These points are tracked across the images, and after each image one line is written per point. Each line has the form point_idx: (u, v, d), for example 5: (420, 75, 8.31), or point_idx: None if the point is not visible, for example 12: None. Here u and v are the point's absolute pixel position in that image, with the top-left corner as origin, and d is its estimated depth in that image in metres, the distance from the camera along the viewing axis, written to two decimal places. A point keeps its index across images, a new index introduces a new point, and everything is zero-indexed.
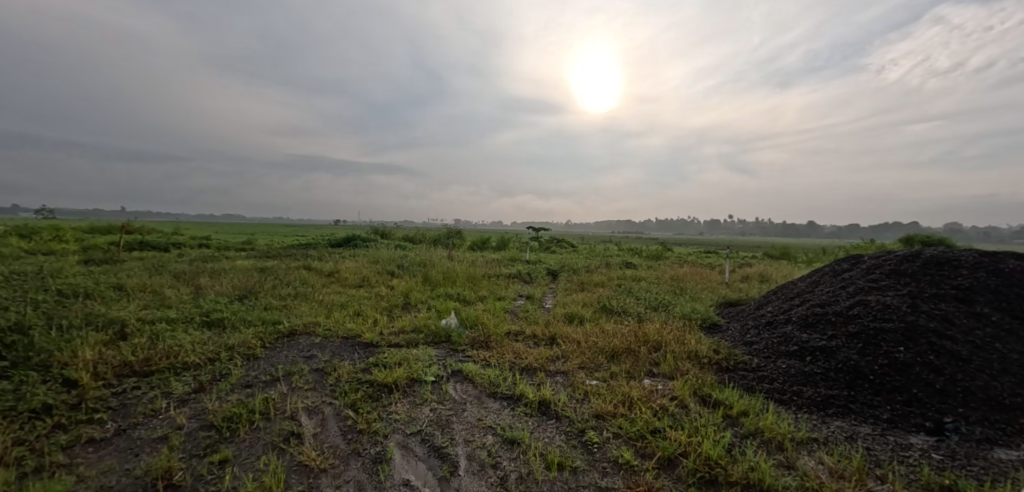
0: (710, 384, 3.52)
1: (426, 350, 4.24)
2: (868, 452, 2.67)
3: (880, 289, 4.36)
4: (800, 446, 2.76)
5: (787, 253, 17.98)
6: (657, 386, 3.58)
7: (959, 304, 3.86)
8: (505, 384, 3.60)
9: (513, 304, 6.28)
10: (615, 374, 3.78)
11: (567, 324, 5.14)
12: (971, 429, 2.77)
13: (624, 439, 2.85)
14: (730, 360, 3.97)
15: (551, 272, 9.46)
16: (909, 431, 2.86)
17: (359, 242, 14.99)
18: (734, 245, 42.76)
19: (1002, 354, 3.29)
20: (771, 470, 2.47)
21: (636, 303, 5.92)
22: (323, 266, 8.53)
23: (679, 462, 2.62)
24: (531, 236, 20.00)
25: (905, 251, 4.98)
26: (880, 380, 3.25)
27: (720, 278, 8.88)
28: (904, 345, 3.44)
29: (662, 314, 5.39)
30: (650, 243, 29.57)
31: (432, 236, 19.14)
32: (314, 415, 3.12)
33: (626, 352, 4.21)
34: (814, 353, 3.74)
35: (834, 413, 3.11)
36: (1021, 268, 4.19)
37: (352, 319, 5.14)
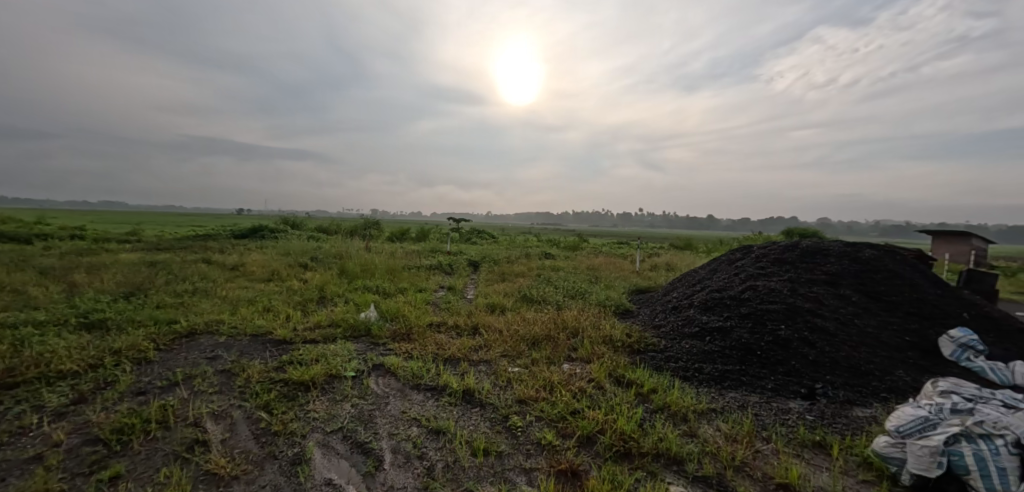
0: (623, 365, 3.78)
1: (345, 345, 4.09)
2: (756, 417, 3.04)
3: (766, 275, 4.94)
4: (701, 416, 3.07)
5: (690, 245, 19.54)
6: (576, 370, 3.76)
7: (828, 287, 4.50)
8: (429, 376, 3.59)
9: (434, 296, 6.23)
10: (536, 360, 3.92)
11: (489, 314, 5.21)
12: (836, 392, 3.24)
13: (546, 422, 2.98)
14: (641, 343, 4.28)
15: (472, 263, 9.49)
16: (790, 397, 3.28)
17: (267, 233, 13.89)
18: (651, 237, 45.87)
19: (861, 328, 3.89)
20: (677, 440, 2.73)
21: (555, 292, 6.16)
22: (227, 259, 7.82)
23: (597, 439, 2.79)
24: (454, 226, 19.92)
25: (787, 242, 5.68)
26: (765, 355, 3.70)
27: (630, 267, 9.46)
28: (785, 323, 3.95)
29: (579, 302, 5.66)
30: (572, 235, 30.75)
31: (350, 226, 18.27)
32: (221, 420, 2.89)
33: (545, 339, 4.37)
34: (713, 333, 4.16)
35: (729, 386, 3.48)
36: (875, 255, 4.97)
37: (262, 315, 4.80)
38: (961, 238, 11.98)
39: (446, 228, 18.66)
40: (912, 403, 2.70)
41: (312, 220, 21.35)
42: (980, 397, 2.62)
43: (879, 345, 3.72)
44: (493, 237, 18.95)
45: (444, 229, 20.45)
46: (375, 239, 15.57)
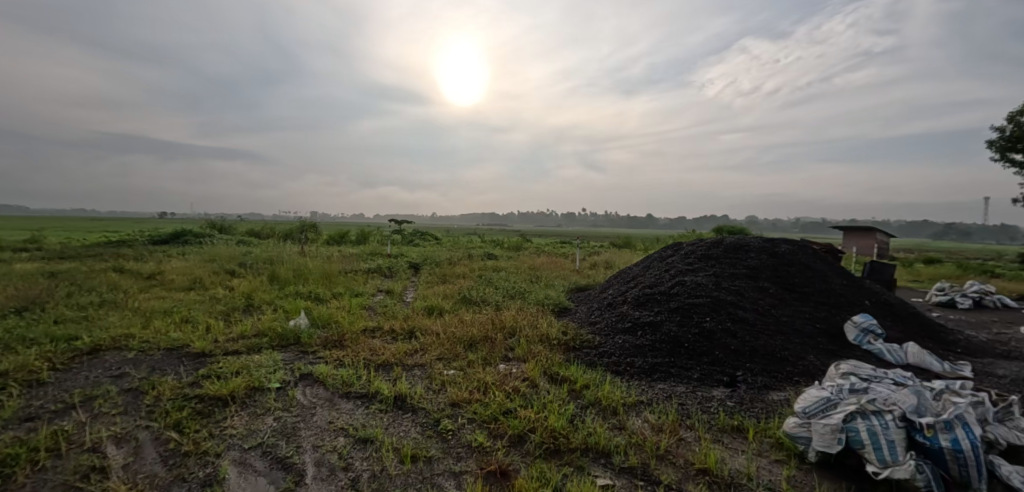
0: (557, 363, 3.85)
1: (271, 355, 3.92)
2: (681, 407, 3.20)
3: (694, 270, 5.21)
4: (630, 408, 3.19)
5: (630, 244, 20.32)
6: (511, 370, 3.79)
7: (748, 280, 4.81)
8: (360, 383, 3.52)
9: (371, 300, 6.08)
10: (472, 362, 3.93)
11: (427, 317, 5.14)
12: (753, 379, 3.47)
13: (478, 423, 3.01)
14: (577, 340, 4.35)
15: (412, 266, 9.33)
16: (713, 386, 3.46)
17: (191, 239, 12.88)
18: (600, 236, 47.28)
19: (777, 318, 4.19)
20: (605, 434, 2.84)
21: (495, 292, 6.17)
22: (142, 267, 7.19)
23: (527, 437, 2.84)
24: (396, 230, 19.54)
25: (713, 238, 6.02)
26: (692, 346, 3.88)
27: (571, 266, 9.70)
28: (710, 316, 4.17)
29: (518, 301, 5.70)
30: (519, 235, 31.08)
31: (284, 230, 17.33)
32: (124, 443, 2.64)
33: (482, 341, 4.37)
34: (644, 327, 4.31)
35: (658, 377, 3.61)
36: (790, 250, 5.40)
37: (179, 327, 4.44)
38: (868, 233, 13.31)
39: (388, 231, 18.23)
40: (818, 385, 2.95)
41: (245, 225, 20.08)
42: (875, 377, 2.91)
43: (793, 333, 4.02)
44: (437, 239, 18.81)
45: (388, 231, 19.96)
46: (312, 243, 14.94)
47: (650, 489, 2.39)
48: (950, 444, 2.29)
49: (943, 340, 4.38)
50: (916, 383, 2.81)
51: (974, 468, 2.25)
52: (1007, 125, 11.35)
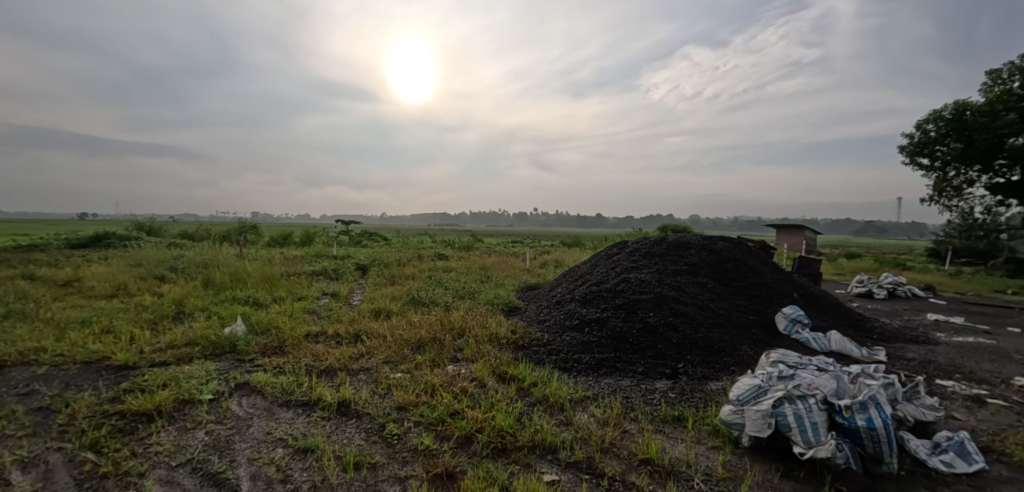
0: (506, 362, 3.89)
1: (204, 365, 3.73)
2: (625, 400, 3.32)
3: (638, 267, 5.41)
4: (577, 404, 3.29)
5: (582, 242, 20.78)
6: (459, 371, 3.86)
7: (689, 276, 5.06)
8: (300, 391, 3.42)
9: (314, 304, 5.91)
10: (420, 364, 3.98)
11: (372, 319, 5.12)
12: (693, 370, 3.66)
13: (425, 426, 3.01)
14: (525, 338, 4.40)
15: (360, 268, 9.09)
16: (657, 378, 3.61)
17: (112, 242, 11.84)
18: (557, 236, 48.15)
19: (714, 311, 4.44)
20: (551, 431, 2.91)
21: (444, 293, 6.15)
22: (53, 274, 6.55)
23: (474, 438, 2.86)
24: (343, 231, 19.01)
25: (656, 236, 6.28)
26: (636, 341, 4.02)
27: (522, 265, 9.81)
28: (653, 311, 4.35)
29: (467, 301, 5.70)
30: (472, 235, 31.19)
31: (221, 231, 16.34)
32: (31, 468, 2.40)
33: (430, 342, 4.40)
34: (592, 324, 4.42)
35: (605, 372, 3.71)
36: (727, 247, 5.73)
37: (98, 338, 4.10)
38: (796, 230, 14.38)
39: (334, 232, 17.70)
40: (751, 373, 3.14)
41: (178, 226, 18.74)
42: (801, 364, 3.14)
43: (729, 325, 4.27)
44: (387, 239, 18.50)
45: (337, 231, 19.32)
46: (253, 245, 14.19)
47: (593, 481, 2.46)
48: (865, 423, 2.51)
49: (860, 327, 4.81)
50: (836, 368, 3.06)
51: (884, 443, 2.48)
52: (914, 132, 12.60)
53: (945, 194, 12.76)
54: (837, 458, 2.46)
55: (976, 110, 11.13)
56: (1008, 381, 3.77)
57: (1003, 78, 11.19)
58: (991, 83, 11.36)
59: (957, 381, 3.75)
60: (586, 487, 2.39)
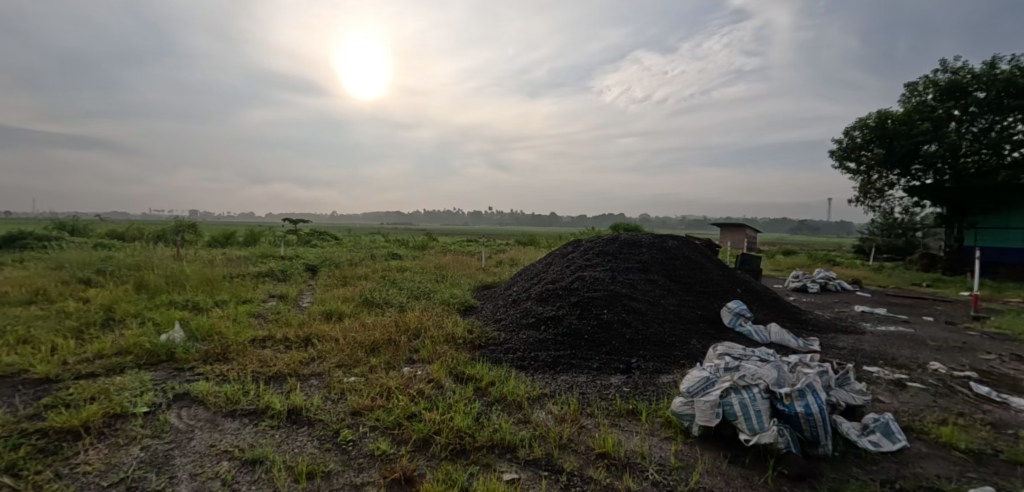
0: (463, 362, 3.86)
1: (137, 375, 3.45)
2: (582, 396, 3.37)
3: (592, 265, 5.53)
4: (534, 401, 3.30)
5: (536, 242, 20.87)
6: (415, 372, 3.78)
7: (640, 273, 5.22)
8: (246, 399, 3.24)
9: (261, 307, 5.63)
10: (375, 367, 3.87)
11: (324, 323, 4.95)
12: (646, 364, 3.77)
13: (381, 430, 2.93)
14: (482, 338, 4.38)
15: (310, 269, 8.73)
16: (611, 373, 3.69)
17: (22, 243, 10.67)
18: (517, 235, 48.46)
19: (665, 308, 4.61)
20: (510, 429, 2.92)
21: (398, 293, 6.04)
22: None
23: (432, 440, 2.82)
24: (292, 230, 18.24)
25: (609, 235, 6.45)
26: (591, 337, 4.10)
27: (477, 265, 9.78)
28: (607, 308, 4.45)
29: (422, 301, 5.61)
30: (428, 235, 30.87)
31: (155, 231, 15.17)
32: None
33: (385, 344, 4.30)
34: (548, 322, 4.46)
35: (561, 369, 3.76)
36: (676, 245, 5.97)
37: (11, 350, 3.68)
38: (738, 228, 15.24)
39: (283, 232, 16.94)
40: (700, 366, 3.27)
41: (104, 226, 17.21)
42: (744, 355, 3.31)
43: (678, 320, 4.45)
44: (339, 239, 17.95)
45: (285, 231, 18.51)
46: (192, 246, 13.24)
47: (553, 477, 2.47)
48: (803, 409, 2.63)
49: (797, 319, 5.15)
50: (777, 358, 3.23)
51: (820, 427, 2.61)
52: (844, 138, 13.66)
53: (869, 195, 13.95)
54: (779, 443, 2.56)
55: (897, 119, 12.21)
56: (924, 365, 4.16)
57: (918, 91, 12.34)
58: (908, 95, 12.49)
59: (881, 367, 4.09)
60: (546, 483, 2.40)
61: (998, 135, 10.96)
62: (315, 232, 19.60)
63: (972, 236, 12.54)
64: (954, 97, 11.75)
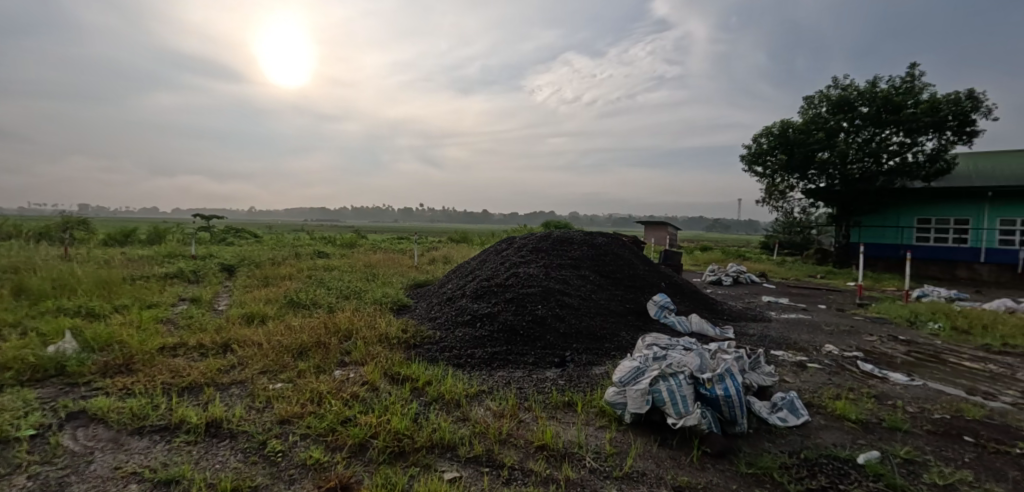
0: (398, 363, 3.77)
1: (18, 394, 3.01)
2: (519, 391, 3.43)
3: (526, 262, 5.63)
4: (472, 398, 3.31)
5: (470, 239, 20.92)
6: (348, 375, 3.64)
7: (572, 269, 5.41)
8: (157, 414, 2.94)
9: (169, 312, 5.15)
10: (303, 371, 3.68)
11: (244, 327, 4.62)
12: (579, 357, 3.92)
13: (313, 438, 2.80)
14: (417, 337, 4.31)
15: (226, 269, 8.08)
16: (547, 367, 3.79)
17: None
18: (458, 232, 48.13)
19: (596, 302, 4.82)
20: (449, 428, 2.90)
21: (327, 293, 5.78)
22: None
23: (369, 444, 2.74)
24: (206, 228, 16.77)
25: (542, 232, 6.60)
26: (526, 333, 4.18)
27: (409, 263, 9.59)
28: (541, 304, 4.56)
29: (353, 301, 5.41)
30: (360, 232, 29.79)
31: (32, 227, 13.18)
32: None
33: (314, 347, 4.10)
34: (483, 319, 4.48)
35: (498, 365, 3.80)
36: (605, 241, 6.25)
37: None
38: (660, 225, 16.17)
39: (194, 230, 15.50)
40: (630, 356, 3.44)
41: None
42: (670, 345, 3.54)
43: (609, 314, 4.67)
44: (259, 238, 16.79)
45: (198, 229, 16.95)
46: (82, 245, 11.65)
47: (493, 473, 2.49)
48: (723, 392, 2.86)
49: (714, 309, 5.60)
50: (698, 346, 3.49)
51: (737, 407, 2.86)
52: (753, 144, 15.03)
53: (773, 196, 15.51)
54: (702, 424, 2.78)
55: (797, 128, 13.61)
56: (820, 347, 4.69)
57: (814, 104, 13.82)
58: (806, 106, 13.94)
59: (786, 350, 4.56)
60: (487, 479, 2.41)
61: (877, 145, 12.62)
62: (233, 230, 18.13)
63: (856, 234, 14.48)
64: (842, 110, 13.31)
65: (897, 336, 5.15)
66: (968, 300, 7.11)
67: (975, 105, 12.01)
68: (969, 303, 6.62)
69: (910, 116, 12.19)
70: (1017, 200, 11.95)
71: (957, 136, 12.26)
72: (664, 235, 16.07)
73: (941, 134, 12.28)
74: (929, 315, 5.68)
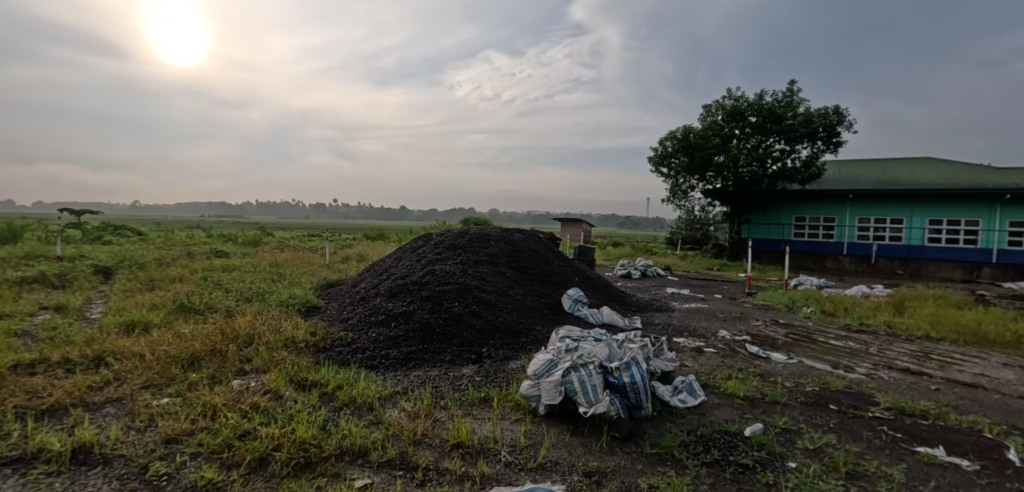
0: (305, 368, 3.52)
1: None
2: (435, 389, 3.36)
3: (443, 259, 5.55)
4: (386, 401, 3.18)
5: (388, 236, 20.24)
6: (247, 384, 3.32)
7: (489, 266, 5.44)
8: (5, 444, 2.47)
9: (23, 324, 4.35)
10: (194, 383, 3.29)
11: (123, 337, 4.05)
12: (496, 352, 3.94)
13: (204, 457, 2.51)
14: (327, 340, 4.07)
15: (101, 273, 7.04)
16: (464, 364, 3.76)
17: None
18: (385, 230, 46.43)
19: (514, 298, 4.90)
20: (361, 433, 2.76)
21: (225, 296, 5.26)
22: None
23: (271, 458, 2.51)
24: (73, 226, 14.42)
25: (460, 229, 6.55)
26: (443, 330, 4.13)
27: (320, 262, 9.03)
28: (457, 301, 4.53)
29: (256, 304, 4.98)
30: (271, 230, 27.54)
31: None
32: None
33: (207, 355, 3.70)
34: (399, 318, 4.34)
35: (413, 365, 3.69)
36: (522, 238, 6.38)
37: None
38: (575, 223, 17.09)
39: (56, 229, 13.22)
40: (545, 349, 3.51)
41: None
42: (582, 337, 3.68)
43: (525, 309, 4.77)
44: (142, 236, 14.80)
45: (62, 226, 14.51)
46: None
47: (407, 476, 2.40)
48: (629, 379, 3.01)
49: (624, 302, 5.96)
50: (607, 337, 3.66)
51: (642, 393, 3.03)
52: (659, 146, 16.25)
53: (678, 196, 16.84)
54: (611, 411, 2.90)
55: (696, 133, 14.90)
56: (715, 333, 5.17)
57: (712, 112, 15.22)
58: (705, 114, 15.34)
59: (687, 337, 4.96)
60: (400, 483, 2.32)
61: (763, 151, 14.24)
62: (112, 228, 15.80)
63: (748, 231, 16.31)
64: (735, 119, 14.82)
65: (778, 320, 5.85)
66: (833, 287, 8.29)
67: (838, 119, 14.00)
68: (834, 289, 7.71)
69: (789, 127, 13.91)
70: (873, 204, 14.11)
71: (825, 145, 14.19)
72: (578, 231, 16.99)
73: (813, 143, 14.14)
74: (804, 301, 6.52)
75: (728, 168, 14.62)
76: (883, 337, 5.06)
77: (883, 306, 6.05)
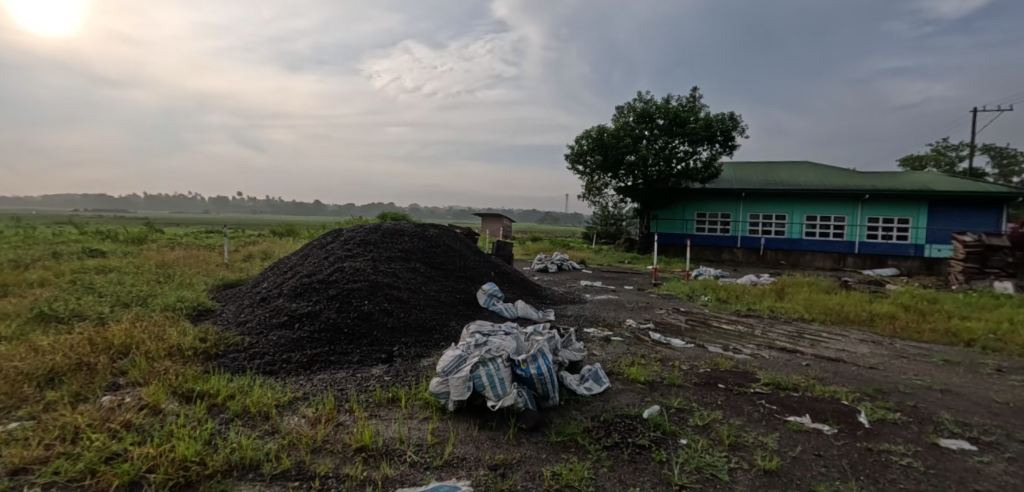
0: (191, 378, 3.20)
1: None
2: (340, 392, 3.21)
3: (352, 255, 5.32)
4: (285, 408, 2.98)
5: (300, 233, 18.91)
6: (118, 400, 2.94)
7: (403, 262, 5.31)
8: None
9: None
10: (49, 403, 2.85)
11: None
12: (408, 351, 3.87)
13: (58, 487, 2.17)
14: (219, 346, 3.73)
15: None
16: (373, 364, 3.64)
17: None
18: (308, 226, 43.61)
19: (428, 295, 4.84)
20: (253, 444, 2.57)
21: (98, 302, 4.61)
22: None
23: (144, 481, 2.24)
24: None
25: (373, 224, 6.31)
26: (351, 330, 3.97)
27: (219, 261, 8.24)
28: (367, 299, 4.37)
29: (136, 310, 4.43)
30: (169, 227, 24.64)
31: None
32: None
33: (70, 371, 3.23)
34: (303, 319, 4.09)
35: (318, 368, 3.51)
36: (437, 233, 6.31)
37: None
38: (496, 219, 17.28)
39: None
40: (455, 346, 3.49)
41: None
42: (492, 331, 3.71)
43: (440, 306, 4.73)
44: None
45: None
46: None
47: (304, 486, 2.27)
48: (536, 371, 3.09)
49: (539, 295, 6.14)
50: (517, 331, 3.74)
51: (549, 383, 3.13)
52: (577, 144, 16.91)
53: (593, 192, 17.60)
54: (519, 403, 2.96)
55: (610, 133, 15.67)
56: (624, 322, 5.49)
57: (624, 113, 16.13)
58: (618, 115, 16.22)
59: (598, 328, 5.21)
60: None
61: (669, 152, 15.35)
62: None
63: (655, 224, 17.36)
64: (645, 121, 15.81)
65: (680, 308, 6.34)
66: (728, 276, 9.18)
67: (733, 125, 15.50)
68: (729, 279, 8.53)
69: (692, 130, 15.17)
70: (766, 202, 15.72)
71: (722, 148, 15.63)
72: (499, 227, 17.15)
73: (713, 145, 15.50)
74: (702, 290, 7.14)
75: (638, 167, 15.59)
76: (767, 320, 5.69)
77: (768, 293, 6.81)
